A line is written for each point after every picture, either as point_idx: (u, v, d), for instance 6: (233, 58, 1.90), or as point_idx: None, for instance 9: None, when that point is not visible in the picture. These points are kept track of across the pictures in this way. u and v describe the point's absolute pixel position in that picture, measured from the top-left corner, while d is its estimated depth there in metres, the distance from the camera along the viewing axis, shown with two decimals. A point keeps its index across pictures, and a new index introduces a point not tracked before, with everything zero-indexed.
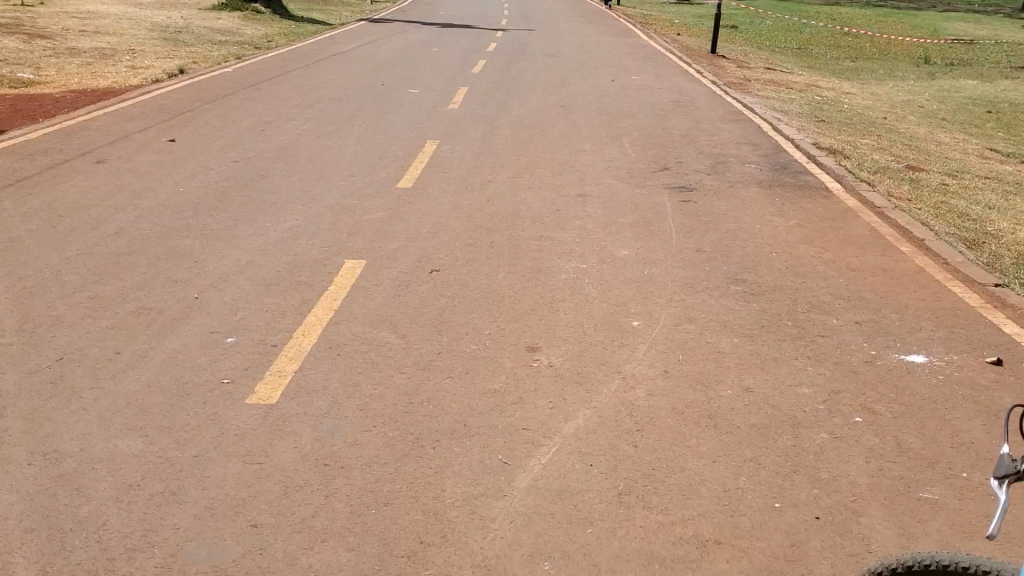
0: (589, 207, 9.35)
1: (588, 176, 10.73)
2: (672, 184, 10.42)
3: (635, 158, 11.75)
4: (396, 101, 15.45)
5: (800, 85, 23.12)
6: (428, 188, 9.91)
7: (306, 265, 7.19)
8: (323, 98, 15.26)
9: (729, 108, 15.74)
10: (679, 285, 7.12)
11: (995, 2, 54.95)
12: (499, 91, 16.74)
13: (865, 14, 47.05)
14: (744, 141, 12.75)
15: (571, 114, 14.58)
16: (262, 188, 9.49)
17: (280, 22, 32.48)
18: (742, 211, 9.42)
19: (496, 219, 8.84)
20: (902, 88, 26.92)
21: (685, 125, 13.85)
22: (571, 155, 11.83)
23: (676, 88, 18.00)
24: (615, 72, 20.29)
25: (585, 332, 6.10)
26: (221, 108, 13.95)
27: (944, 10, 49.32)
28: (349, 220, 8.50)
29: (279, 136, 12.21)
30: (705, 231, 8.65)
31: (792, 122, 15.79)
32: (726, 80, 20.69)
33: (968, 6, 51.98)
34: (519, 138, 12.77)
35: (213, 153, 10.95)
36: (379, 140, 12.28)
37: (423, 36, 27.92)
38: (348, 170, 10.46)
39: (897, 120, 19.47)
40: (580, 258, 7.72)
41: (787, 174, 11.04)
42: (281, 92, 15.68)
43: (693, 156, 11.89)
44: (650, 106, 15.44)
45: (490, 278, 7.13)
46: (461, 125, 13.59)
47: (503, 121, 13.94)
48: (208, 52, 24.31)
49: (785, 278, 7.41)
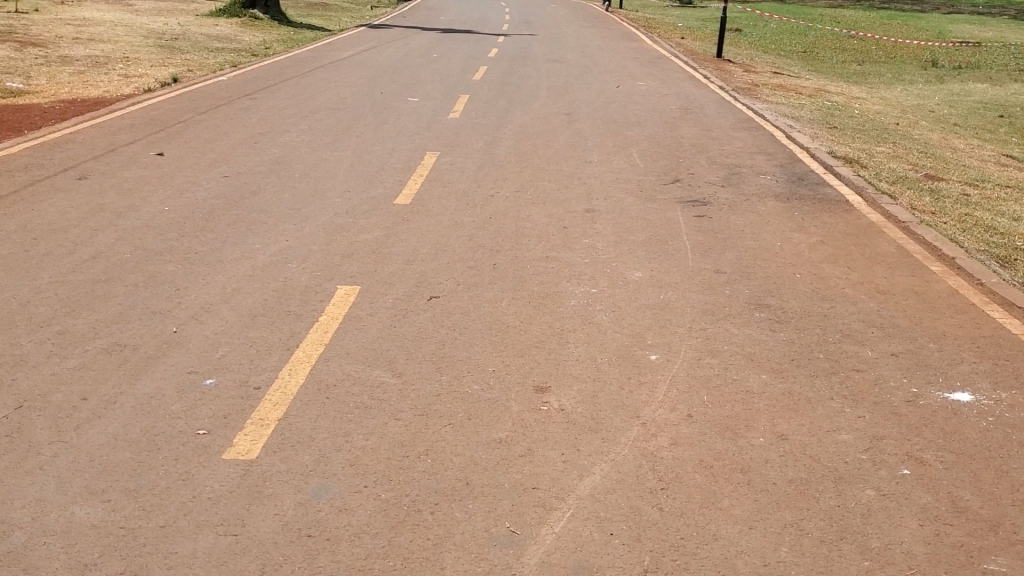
0: (597, 224, 8.84)
1: (596, 190, 10.22)
2: (684, 198, 9.91)
3: (644, 169, 11.24)
4: (395, 110, 14.95)
5: (809, 90, 22.60)
6: (428, 204, 9.40)
7: (296, 292, 6.68)
8: (319, 107, 14.75)
9: (739, 115, 15.22)
10: (698, 312, 6.61)
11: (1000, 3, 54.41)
12: (501, 99, 16.22)
13: (870, 16, 46.52)
14: (758, 151, 12.23)
15: (576, 122, 14.07)
16: (251, 206, 8.99)
17: (279, 28, 32.04)
18: (759, 227, 8.90)
19: (499, 238, 8.32)
20: (911, 92, 26.41)
21: (695, 133, 13.34)
22: (577, 167, 11.32)
23: (683, 93, 17.48)
24: (620, 77, 19.78)
25: (598, 367, 5.58)
26: (213, 119, 13.45)
27: (948, 12, 48.79)
28: (343, 241, 7.99)
29: (272, 148, 11.71)
30: (723, 249, 8.14)
31: (804, 129, 15.26)
32: (734, 86, 20.18)
33: (973, 9, 51.44)
34: (522, 148, 12.27)
35: (202, 167, 10.46)
36: (377, 152, 11.77)
37: (423, 41, 27.46)
38: (344, 185, 9.95)
39: (910, 125, 18.94)
40: (589, 281, 7.21)
41: (804, 186, 10.51)
42: (276, 101, 15.18)
43: (705, 167, 11.38)
44: (658, 113, 14.93)
45: (494, 305, 6.61)
46: (462, 135, 13.09)
47: (506, 130, 13.43)
48: (203, 60, 23.82)
49: (811, 303, 6.89)
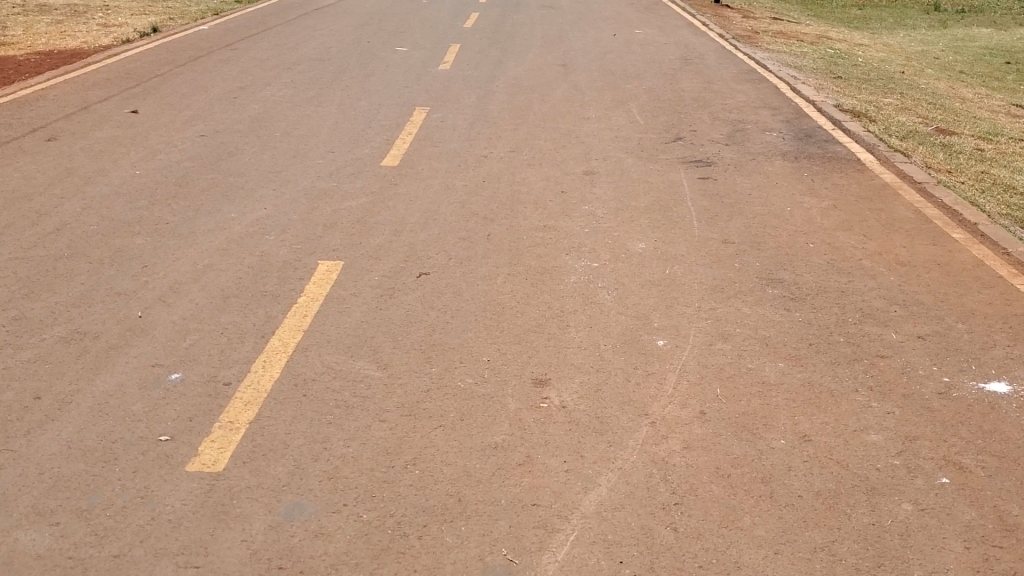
0: (596, 189, 8.35)
1: (594, 151, 9.71)
2: (687, 158, 9.41)
3: (644, 126, 10.72)
4: (383, 61, 14.35)
5: (810, 37, 21.93)
6: (417, 166, 8.89)
7: (274, 268, 6.20)
8: (303, 59, 14.15)
9: (740, 65, 14.64)
10: (706, 288, 6.14)
11: None
12: (493, 49, 15.61)
13: None
14: (762, 105, 11.69)
15: (572, 75, 13.49)
16: (230, 169, 8.47)
17: None
18: (768, 190, 8.41)
19: (493, 205, 7.84)
20: (914, 38, 25.76)
21: (696, 86, 12.78)
22: (573, 124, 10.80)
23: (682, 43, 16.86)
24: (616, 25, 19.13)
25: (602, 355, 5.13)
26: (191, 73, 12.84)
27: None
28: (326, 209, 7.50)
29: (254, 104, 11.15)
30: (730, 216, 7.65)
31: (808, 80, 14.69)
32: (734, 33, 19.53)
33: None
34: (516, 103, 11.73)
35: (178, 126, 9.92)
36: (363, 108, 11.22)
37: None
38: (328, 146, 9.43)
39: (915, 74, 18.35)
40: (589, 254, 6.74)
41: (812, 144, 10.01)
42: (257, 53, 14.56)
43: (708, 123, 10.85)
44: (656, 64, 14.36)
45: (488, 283, 6.14)
46: (452, 88, 12.52)
47: (498, 84, 12.87)
48: (184, 8, 23.06)
49: (827, 277, 6.42)
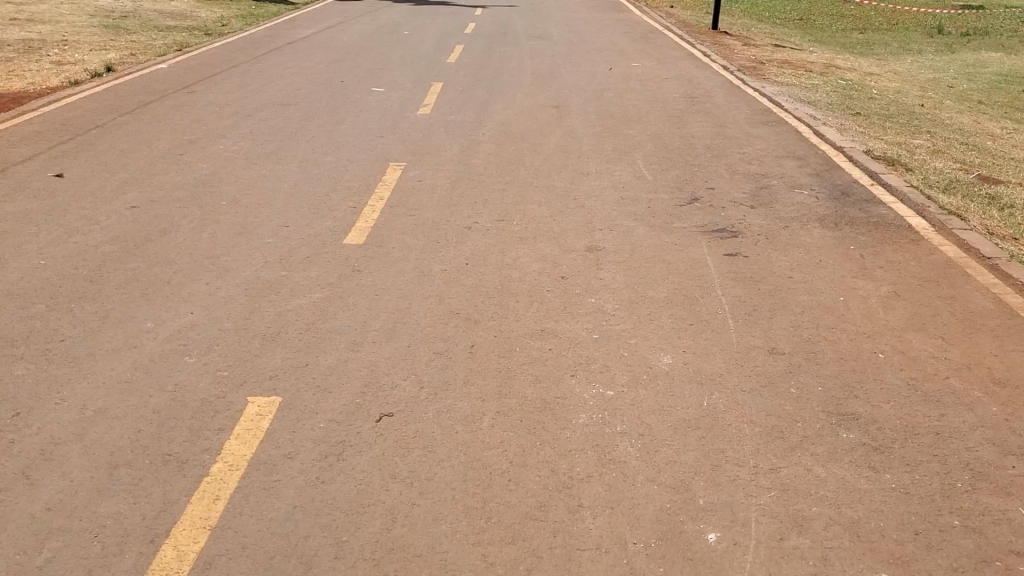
0: (602, 272, 6.87)
1: (598, 217, 8.24)
2: (708, 225, 7.93)
3: (654, 182, 9.26)
4: (355, 105, 12.91)
5: (818, 66, 20.55)
6: (387, 244, 7.40)
7: (187, 411, 4.70)
8: (266, 104, 12.68)
9: (752, 103, 13.22)
10: (759, 431, 4.64)
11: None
12: (479, 88, 14.17)
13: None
14: (786, 154, 10.23)
15: (567, 119, 12.04)
16: (158, 254, 6.97)
17: (239, 6, 30.41)
18: (811, 270, 6.94)
19: (479, 294, 6.35)
20: (923, 64, 24.43)
21: (707, 130, 11.35)
22: (572, 182, 9.31)
23: (686, 78, 15.46)
24: (611, 58, 17.71)
25: (630, 563, 3.64)
26: (136, 124, 11.38)
27: None
28: (270, 310, 5.99)
29: (201, 162, 9.67)
30: (773, 311, 6.17)
31: (827, 119, 13.27)
32: (738, 64, 18.14)
33: None
34: (504, 156, 10.28)
35: (107, 194, 8.42)
36: (329, 165, 9.74)
37: (393, 17, 25.38)
38: (282, 217, 7.92)
39: (935, 107, 16.97)
40: (602, 373, 5.23)
41: (851, 204, 8.56)
42: (216, 97, 13.09)
43: (726, 177, 9.41)
44: (660, 105, 12.93)
45: (471, 426, 4.63)
46: (432, 138, 11.07)
47: (484, 131, 11.42)
48: (150, 42, 21.69)
49: (912, 411, 4.93)
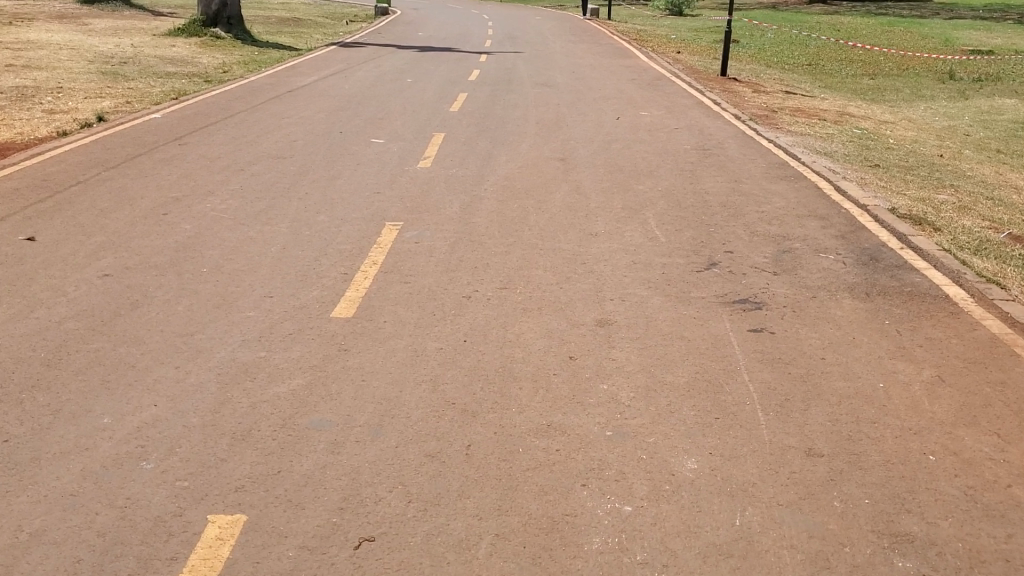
0: (615, 349, 6.22)
1: (608, 284, 7.61)
2: (729, 294, 7.29)
3: (668, 243, 8.64)
4: (353, 158, 12.34)
5: (832, 113, 20.02)
6: (379, 314, 6.76)
7: (137, 534, 4.06)
8: (259, 157, 12.12)
9: (768, 155, 12.62)
10: (800, 560, 3.99)
11: (992, 24, 52.43)
12: (482, 140, 13.62)
13: (869, 39, 44.20)
14: (808, 213, 9.62)
15: (574, 173, 11.46)
16: (127, 331, 6.34)
17: (242, 51, 30.10)
18: (845, 350, 6.30)
19: (477, 376, 5.70)
20: (937, 111, 23.90)
21: (723, 185, 10.73)
22: (580, 243, 8.70)
23: (697, 128, 14.88)
24: (619, 107, 17.16)
25: None
26: (120, 179, 10.81)
27: (946, 35, 46.69)
28: (244, 401, 5.35)
29: (184, 223, 9.07)
30: (807, 401, 5.51)
31: (846, 172, 12.67)
32: (749, 113, 17.59)
33: (970, 30, 49.42)
34: (508, 214, 9.67)
35: (80, 260, 7.82)
36: (320, 224, 9.14)
37: (396, 63, 24.95)
38: (266, 284, 7.30)
39: (954, 158, 16.38)
40: (616, 479, 4.58)
41: (881, 272, 7.92)
42: (208, 150, 12.54)
43: (746, 239, 8.78)
44: (671, 157, 12.34)
45: (466, 553, 3.98)
46: (432, 194, 10.48)
47: (487, 186, 10.82)
48: (147, 90, 21.23)
49: (975, 532, 4.27)
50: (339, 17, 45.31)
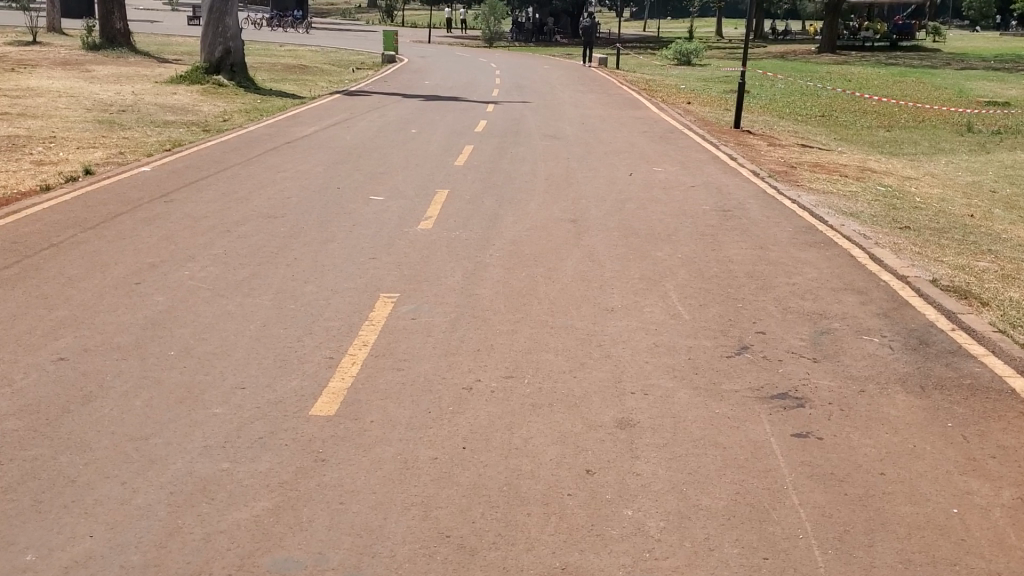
0: (640, 458, 5.33)
1: (629, 369, 6.73)
2: (766, 388, 6.42)
3: (691, 321, 7.78)
4: (349, 217, 11.53)
5: (853, 169, 19.25)
6: (367, 410, 5.88)
7: None
8: (248, 216, 11.29)
9: (794, 218, 11.78)
10: None
11: (1003, 74, 51.90)
12: (487, 198, 12.81)
13: (881, 90, 43.58)
14: (844, 287, 8.76)
15: (586, 236, 10.62)
16: (72, 434, 5.47)
17: (244, 99, 29.49)
18: (906, 465, 5.41)
19: (480, 494, 4.83)
20: (959, 165, 23.12)
21: (749, 252, 9.88)
22: (596, 319, 7.84)
23: (715, 185, 14.08)
24: (632, 162, 16.37)
25: None
26: (95, 242, 9.99)
27: (960, 86, 46.07)
28: (198, 531, 4.47)
29: (158, 294, 8.24)
30: (871, 535, 4.62)
31: (877, 236, 11.84)
32: (768, 169, 16.80)
33: (983, 80, 48.83)
34: (515, 283, 8.83)
35: (34, 340, 6.98)
36: (308, 295, 8.29)
37: (401, 113, 24.28)
38: (240, 372, 6.45)
39: (985, 218, 15.56)
40: None
41: (933, 361, 7.05)
42: (194, 208, 11.73)
43: (778, 317, 7.91)
44: (690, 219, 11.51)
45: None
46: (432, 257, 9.64)
47: (492, 250, 9.98)
48: (142, 140, 20.54)
49: None
50: (345, 65, 44.77)
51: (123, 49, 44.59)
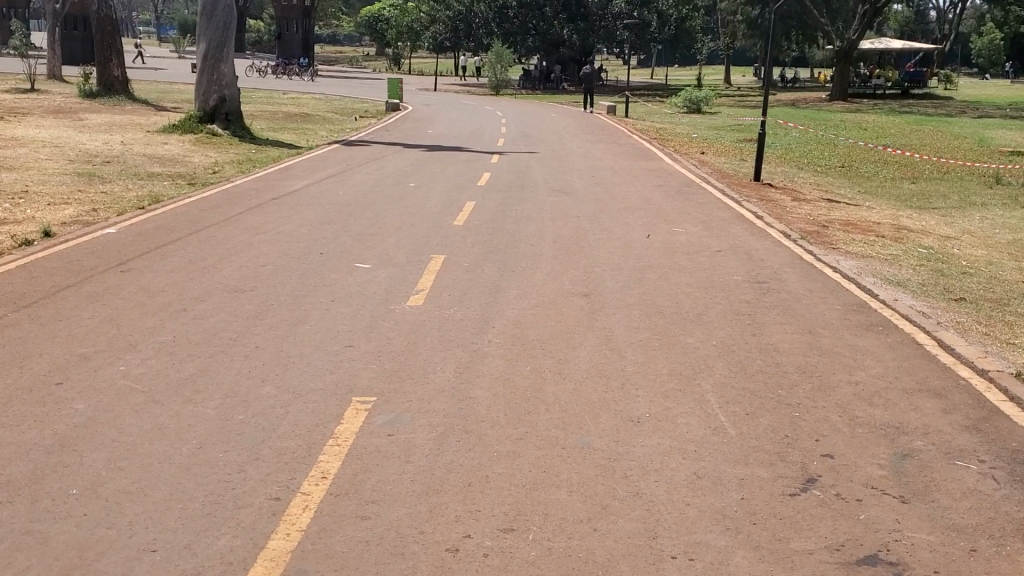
0: None
1: (665, 515, 5.17)
2: (848, 549, 4.86)
3: (739, 439, 6.22)
4: (328, 288, 10.02)
5: (886, 226, 17.75)
6: None
7: None
8: (212, 290, 9.79)
9: (838, 292, 10.27)
10: None
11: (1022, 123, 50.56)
12: (489, 265, 11.31)
13: (900, 138, 42.22)
14: (917, 390, 7.20)
15: (603, 314, 9.09)
16: None
17: (238, 149, 28.18)
18: None
19: None
20: (995, 220, 21.61)
21: (798, 339, 8.35)
22: (618, 432, 6.29)
23: (744, 250, 12.59)
24: (649, 221, 14.87)
25: None
26: (24, 325, 8.49)
27: (980, 134, 44.68)
28: None
29: (80, 399, 6.72)
30: None
31: (935, 312, 10.29)
32: (798, 229, 15.31)
33: (1002, 129, 47.47)
34: (519, 378, 7.30)
35: None
36: (265, 398, 6.75)
37: (400, 165, 22.92)
38: (154, 529, 4.90)
39: None
40: None
41: None
42: (151, 280, 10.24)
43: (845, 434, 6.36)
44: (721, 292, 10.00)
45: None
46: (420, 342, 8.11)
47: (490, 332, 8.45)
48: (121, 195, 19.13)
49: None
50: (347, 112, 43.57)
51: (121, 98, 43.46)
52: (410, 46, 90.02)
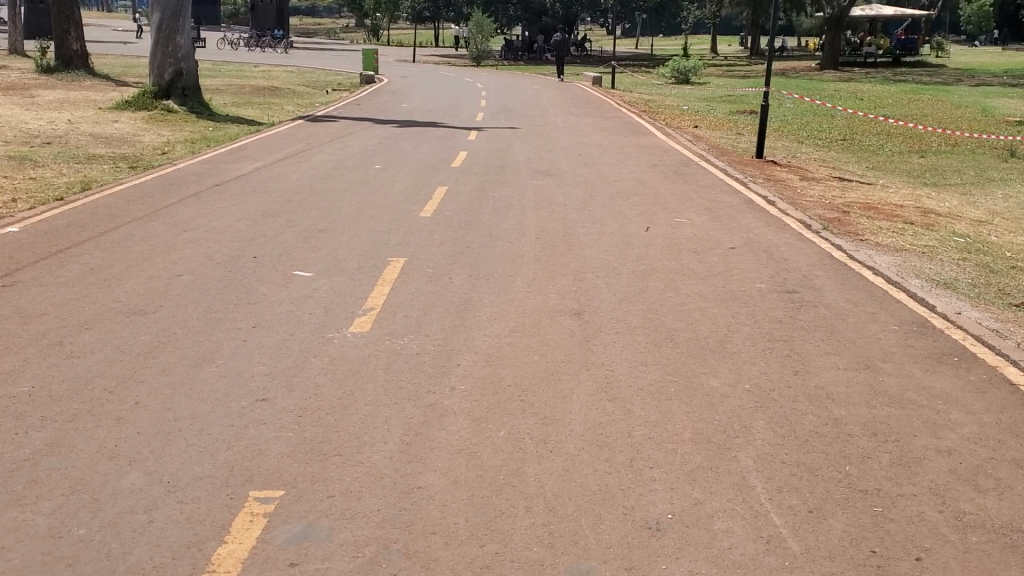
0: None
1: None
2: None
3: (805, 561, 4.25)
4: (254, 307, 7.99)
5: (909, 210, 15.79)
6: None
7: None
8: (106, 313, 7.75)
9: (887, 305, 8.29)
10: None
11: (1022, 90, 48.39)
12: (458, 270, 9.31)
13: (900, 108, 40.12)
14: None
15: (600, 343, 7.11)
16: None
17: (196, 126, 26.03)
18: None
19: None
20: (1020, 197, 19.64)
21: (857, 380, 6.38)
22: (630, 550, 4.31)
23: (762, 246, 10.62)
24: (646, 208, 12.87)
25: None
26: None
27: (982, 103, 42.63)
28: None
29: None
30: None
31: (1006, 325, 8.30)
32: (817, 216, 13.33)
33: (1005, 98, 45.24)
34: (489, 450, 5.30)
35: None
36: (126, 498, 4.74)
37: (368, 143, 20.83)
38: None
39: None
40: None
41: None
42: (35, 299, 8.21)
43: (960, 548, 4.37)
44: (745, 307, 8.02)
45: None
46: (360, 393, 6.10)
47: (454, 374, 6.46)
48: (52, 180, 17.05)
49: None
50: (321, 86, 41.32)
51: (81, 71, 41.14)
52: (389, 17, 87.46)
